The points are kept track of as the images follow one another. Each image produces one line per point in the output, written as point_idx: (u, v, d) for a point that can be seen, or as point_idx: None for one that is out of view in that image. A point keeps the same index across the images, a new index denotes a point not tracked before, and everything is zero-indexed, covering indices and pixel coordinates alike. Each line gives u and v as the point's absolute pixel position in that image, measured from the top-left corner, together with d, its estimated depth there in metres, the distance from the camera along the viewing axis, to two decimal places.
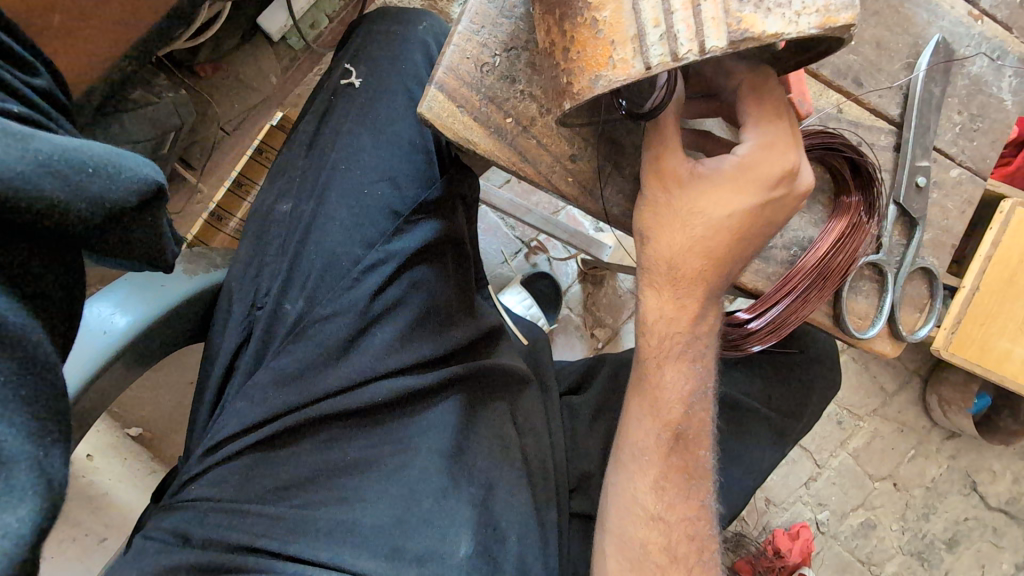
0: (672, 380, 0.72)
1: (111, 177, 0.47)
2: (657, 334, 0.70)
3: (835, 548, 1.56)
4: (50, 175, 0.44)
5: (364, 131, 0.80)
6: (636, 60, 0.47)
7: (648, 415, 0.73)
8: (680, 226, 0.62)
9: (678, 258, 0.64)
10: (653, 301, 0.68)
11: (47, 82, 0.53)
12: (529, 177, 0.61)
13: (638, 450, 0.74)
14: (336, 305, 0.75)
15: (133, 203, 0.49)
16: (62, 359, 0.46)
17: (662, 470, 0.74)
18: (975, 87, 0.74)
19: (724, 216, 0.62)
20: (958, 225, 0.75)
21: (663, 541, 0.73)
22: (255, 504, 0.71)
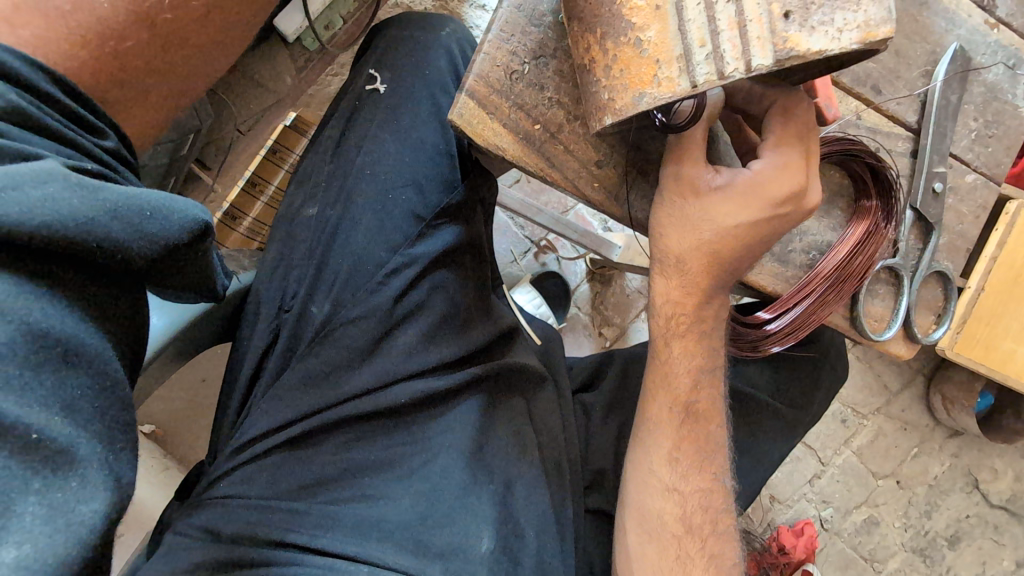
0: (680, 358, 0.74)
1: (165, 219, 0.51)
2: (665, 318, 0.72)
3: (838, 544, 1.58)
4: (114, 220, 0.48)
5: (388, 135, 0.81)
6: (682, 78, 0.50)
7: (662, 392, 0.75)
8: (691, 233, 0.64)
9: (685, 257, 0.66)
10: (658, 292, 0.71)
11: (115, 142, 0.59)
12: (555, 182, 0.62)
13: (650, 422, 0.76)
14: (361, 309, 0.76)
15: (186, 240, 0.52)
16: (92, 381, 0.48)
17: (676, 441, 0.76)
18: (990, 94, 0.75)
19: (728, 230, 0.63)
20: (972, 229, 0.76)
21: (678, 512, 0.75)
22: (283, 501, 0.72)
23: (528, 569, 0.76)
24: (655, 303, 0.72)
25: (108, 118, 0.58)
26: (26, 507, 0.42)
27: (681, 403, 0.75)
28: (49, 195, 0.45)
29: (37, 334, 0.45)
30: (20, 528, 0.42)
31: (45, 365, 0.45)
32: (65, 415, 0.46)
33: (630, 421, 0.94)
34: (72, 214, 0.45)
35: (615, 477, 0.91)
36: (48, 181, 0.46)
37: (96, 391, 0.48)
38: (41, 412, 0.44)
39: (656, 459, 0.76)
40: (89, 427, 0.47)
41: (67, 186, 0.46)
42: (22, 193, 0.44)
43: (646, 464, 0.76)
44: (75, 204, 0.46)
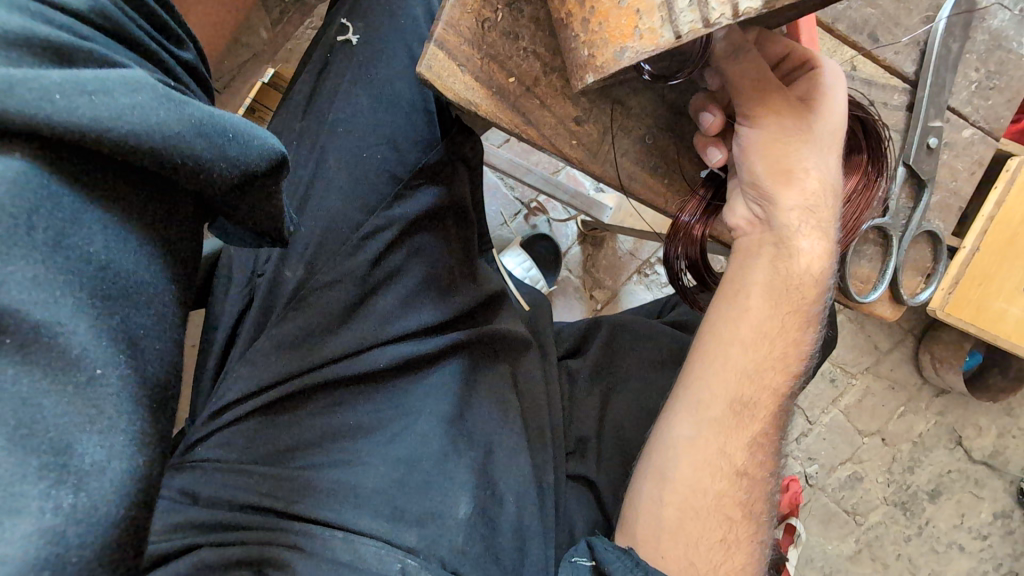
0: (795, 331, 0.69)
1: (245, 143, 0.46)
2: (813, 283, 0.67)
3: (822, 499, 1.62)
4: (200, 137, 0.43)
5: (361, 90, 0.77)
6: (664, 29, 0.46)
7: (776, 367, 0.69)
8: (818, 158, 0.63)
9: (832, 184, 0.64)
10: (809, 260, 0.66)
11: (193, 56, 0.57)
12: (530, 139, 0.59)
13: (750, 403, 0.69)
14: (336, 274, 0.75)
15: (263, 168, 0.47)
16: (151, 318, 0.44)
17: (764, 425, 0.70)
18: (994, 43, 0.72)
19: (805, 151, 0.62)
20: (966, 186, 0.74)
21: (741, 496, 0.70)
22: (258, 467, 0.73)
23: (508, 530, 0.77)
24: (805, 270, 0.66)
25: (179, 22, 0.55)
26: (87, 446, 0.39)
27: (770, 371, 0.69)
28: (139, 103, 0.41)
29: (102, 267, 0.41)
30: (79, 469, 0.38)
31: (112, 301, 0.41)
32: (133, 356, 0.42)
33: (613, 384, 0.94)
34: (160, 126, 0.41)
35: (596, 438, 0.91)
36: (135, 89, 0.41)
37: (155, 326, 0.44)
38: (111, 352, 0.40)
39: (731, 439, 0.69)
40: (149, 371, 0.43)
41: (155, 97, 0.42)
42: (111, 98, 0.40)
43: (714, 442, 0.69)
44: (162, 116, 0.41)
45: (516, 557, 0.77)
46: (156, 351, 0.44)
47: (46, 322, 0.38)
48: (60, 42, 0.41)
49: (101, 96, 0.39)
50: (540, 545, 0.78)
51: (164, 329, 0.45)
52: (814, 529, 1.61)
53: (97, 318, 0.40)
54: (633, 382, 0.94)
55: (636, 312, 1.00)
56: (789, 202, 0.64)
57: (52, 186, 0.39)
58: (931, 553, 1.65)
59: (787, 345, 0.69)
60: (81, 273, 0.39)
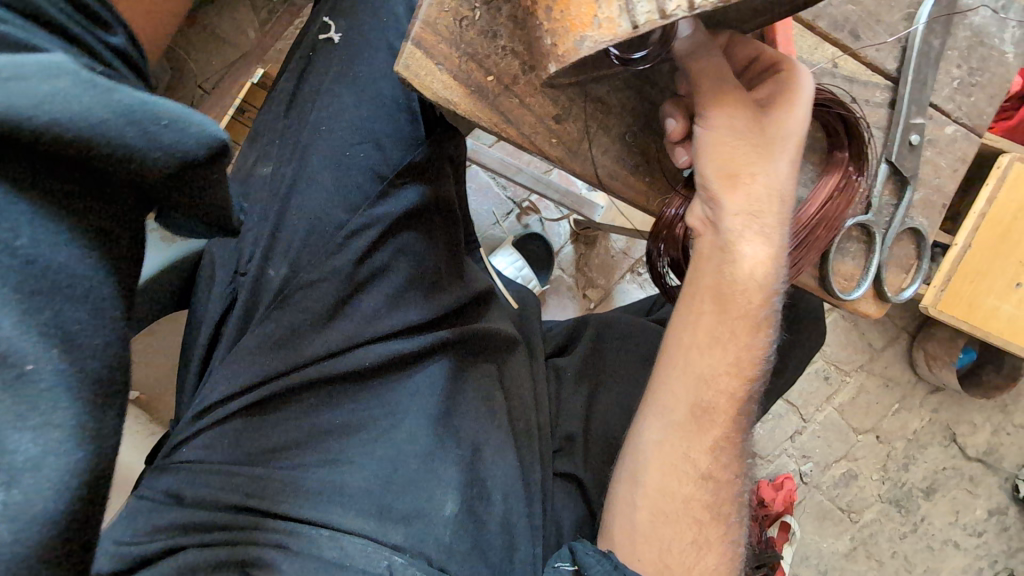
0: (747, 337, 0.70)
1: (181, 129, 0.45)
2: (756, 288, 0.67)
3: (816, 497, 1.62)
4: (130, 124, 0.42)
5: (343, 90, 0.77)
6: (621, 19, 0.46)
7: (726, 372, 0.70)
8: (761, 164, 0.63)
9: (780, 192, 0.65)
10: (752, 265, 0.66)
11: (130, 43, 0.55)
12: (509, 137, 0.59)
13: (710, 406, 0.71)
14: (320, 273, 0.75)
15: (204, 156, 0.46)
16: (89, 312, 0.43)
17: (726, 430, 0.72)
18: (976, 39, 0.72)
19: (749, 155, 0.63)
20: (950, 182, 0.74)
21: (709, 499, 0.72)
22: (244, 467, 0.72)
23: (494, 528, 0.77)
24: (749, 275, 0.66)
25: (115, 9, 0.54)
26: (18, 443, 0.40)
27: (729, 375, 0.70)
28: (60, 89, 0.41)
29: (26, 262, 0.41)
30: (10, 465, 0.39)
31: (37, 293, 0.41)
32: (64, 350, 0.42)
33: (601, 383, 0.94)
34: (83, 113, 0.41)
35: (584, 437, 0.91)
36: (56, 75, 0.41)
37: (93, 320, 0.43)
38: (39, 343, 0.41)
39: (695, 442, 0.71)
40: (87, 367, 0.43)
41: (78, 83, 0.42)
42: (30, 86, 0.40)
43: (681, 445, 0.71)
44: (86, 102, 0.41)
45: (503, 555, 0.77)
46: (96, 341, 0.43)
47: None
48: None
49: (22, 83, 0.39)
50: (527, 542, 0.78)
51: (109, 327, 0.44)
52: (809, 527, 1.61)
53: (21, 313, 0.40)
54: (621, 381, 0.94)
55: (624, 311, 1.00)
56: (733, 205, 0.64)
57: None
58: (926, 551, 1.65)
59: (740, 349, 0.70)
60: (1, 260, 0.40)
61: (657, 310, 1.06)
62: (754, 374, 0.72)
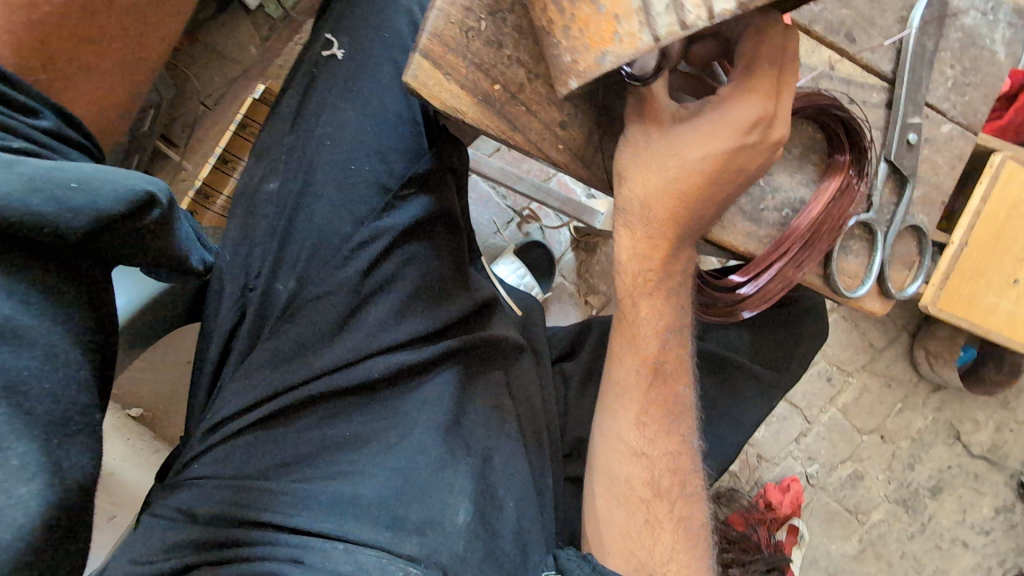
0: (647, 315, 0.72)
1: (105, 192, 0.53)
2: (627, 270, 0.69)
3: (824, 499, 1.62)
4: (38, 195, 0.50)
5: (348, 103, 0.78)
6: (643, 33, 0.48)
7: (629, 352, 0.74)
8: (655, 160, 0.61)
9: (668, 190, 0.62)
10: (625, 249, 0.68)
11: (53, 121, 0.61)
12: (518, 145, 0.60)
13: (620, 384, 0.76)
14: (328, 285, 0.75)
15: (122, 212, 0.53)
16: None
17: (643, 405, 0.75)
18: (968, 40, 0.73)
19: (664, 158, 0.61)
20: (948, 180, 0.75)
21: (648, 476, 0.76)
22: (256, 480, 0.72)
23: (507, 536, 0.77)
24: (618, 258, 0.69)
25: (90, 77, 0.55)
26: None
27: (637, 356, 0.74)
28: None
29: None
30: None
31: None
32: None
33: None
34: None
35: None
36: None
37: None
38: None
39: (621, 423, 0.76)
40: None
41: None
42: None
43: (612, 427, 0.76)
44: None
45: (516, 563, 0.76)
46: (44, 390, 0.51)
47: None
48: None
49: None
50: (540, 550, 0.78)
51: None
52: (817, 529, 1.61)
53: None
54: None
55: None
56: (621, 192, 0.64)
57: None
58: (935, 551, 1.65)
59: (633, 331, 0.73)
60: None
61: None
62: (664, 357, 0.75)
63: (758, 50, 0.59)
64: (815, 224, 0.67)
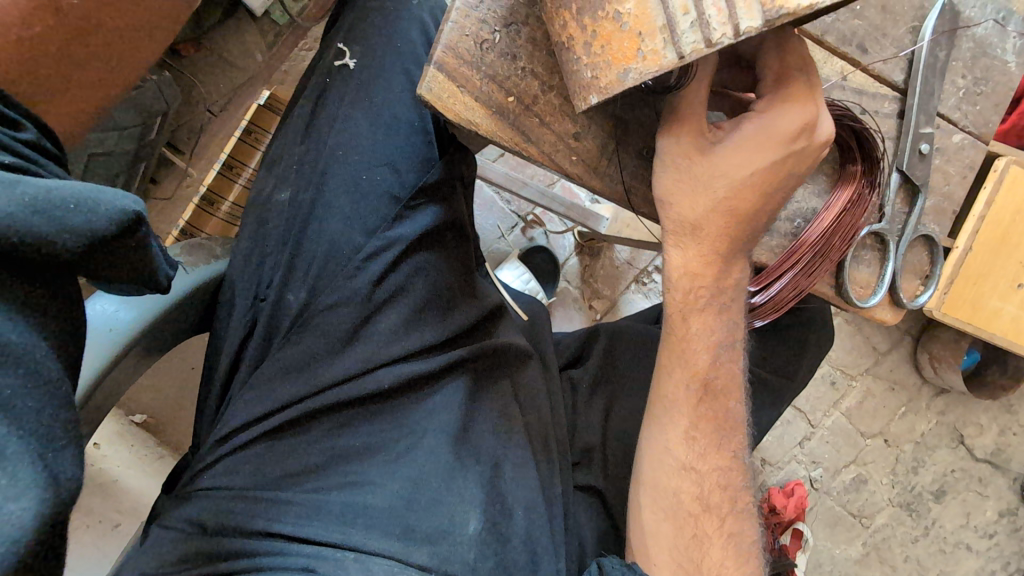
0: (699, 330, 0.72)
1: (90, 210, 0.48)
2: (680, 288, 0.69)
3: (828, 503, 1.61)
4: (34, 214, 0.45)
5: (359, 113, 0.78)
6: (667, 50, 0.48)
7: (678, 367, 0.74)
8: (701, 180, 0.62)
9: (719, 207, 0.63)
10: (676, 267, 0.68)
11: (33, 132, 0.53)
12: (531, 156, 0.60)
13: (670, 401, 0.75)
14: (340, 295, 0.75)
15: (112, 233, 0.49)
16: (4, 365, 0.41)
17: (692, 420, 0.75)
18: (979, 50, 0.73)
19: (711, 178, 0.62)
20: (959, 190, 0.75)
21: (695, 490, 0.76)
22: (267, 491, 0.72)
23: (518, 545, 0.77)
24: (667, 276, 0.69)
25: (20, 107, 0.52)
26: None
27: (691, 372, 0.74)
28: None
29: None
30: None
31: None
32: None
33: (617, 395, 0.94)
34: None
35: (604, 451, 0.91)
36: None
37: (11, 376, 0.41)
38: None
39: (668, 435, 0.76)
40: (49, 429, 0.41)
41: None
42: None
43: (659, 440, 0.76)
44: None
45: (527, 571, 0.76)
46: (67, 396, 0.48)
47: None
48: None
49: None
50: (550, 559, 0.78)
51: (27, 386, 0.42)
52: (821, 533, 1.61)
53: None
54: (636, 391, 0.94)
55: (637, 322, 1.01)
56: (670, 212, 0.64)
57: None
58: (939, 554, 1.65)
59: (686, 346, 0.73)
60: None
61: None
62: (719, 372, 0.74)
63: (789, 60, 0.59)
64: (828, 234, 0.67)
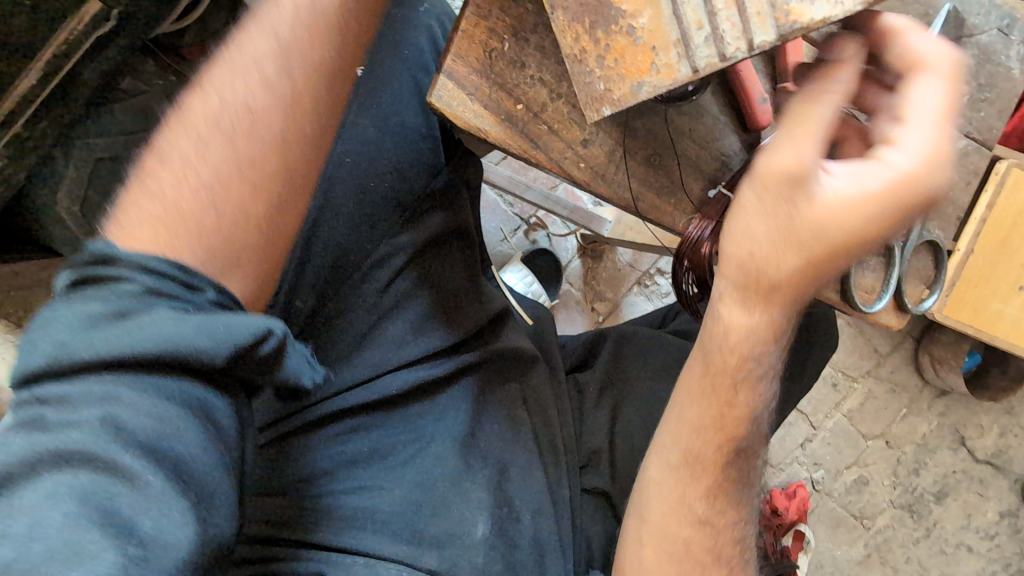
0: (743, 397, 0.67)
1: (230, 330, 0.52)
2: (733, 349, 0.64)
3: (829, 504, 1.62)
4: (188, 338, 0.50)
5: (366, 119, 0.79)
6: (682, 64, 0.50)
7: (710, 425, 0.68)
8: (783, 211, 0.55)
9: (803, 245, 0.56)
10: (734, 323, 0.63)
11: (211, 292, 0.56)
12: (539, 164, 0.61)
13: (692, 454, 0.69)
14: (351, 301, 0.78)
15: (248, 343, 0.52)
16: (173, 475, 0.48)
17: (713, 480, 0.70)
18: (983, 56, 0.74)
19: (796, 211, 0.55)
20: (963, 196, 0.76)
21: (707, 542, 0.71)
22: (275, 495, 0.72)
23: (524, 549, 0.77)
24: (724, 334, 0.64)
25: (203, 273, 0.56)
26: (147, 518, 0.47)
27: (721, 432, 0.68)
28: (81, 395, 0.48)
29: (111, 455, 0.47)
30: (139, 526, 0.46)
31: (114, 473, 0.47)
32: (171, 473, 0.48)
33: (622, 399, 0.94)
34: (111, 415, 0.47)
35: (611, 455, 0.91)
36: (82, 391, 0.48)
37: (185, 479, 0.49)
38: (146, 465, 0.47)
39: (689, 489, 0.70)
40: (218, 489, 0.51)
41: (98, 396, 0.48)
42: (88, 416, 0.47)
43: (674, 489, 0.70)
44: (113, 411, 0.48)
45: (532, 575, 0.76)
46: None
47: (99, 458, 0.46)
48: (113, 311, 0.49)
49: (63, 414, 0.47)
50: (556, 561, 0.79)
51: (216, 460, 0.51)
52: (822, 534, 1.61)
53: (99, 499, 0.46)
54: (642, 395, 0.94)
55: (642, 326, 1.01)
56: (746, 252, 0.58)
57: (90, 440, 0.47)
58: (940, 555, 1.65)
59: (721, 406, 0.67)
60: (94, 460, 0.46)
61: (672, 325, 1.07)
62: (751, 435, 0.69)
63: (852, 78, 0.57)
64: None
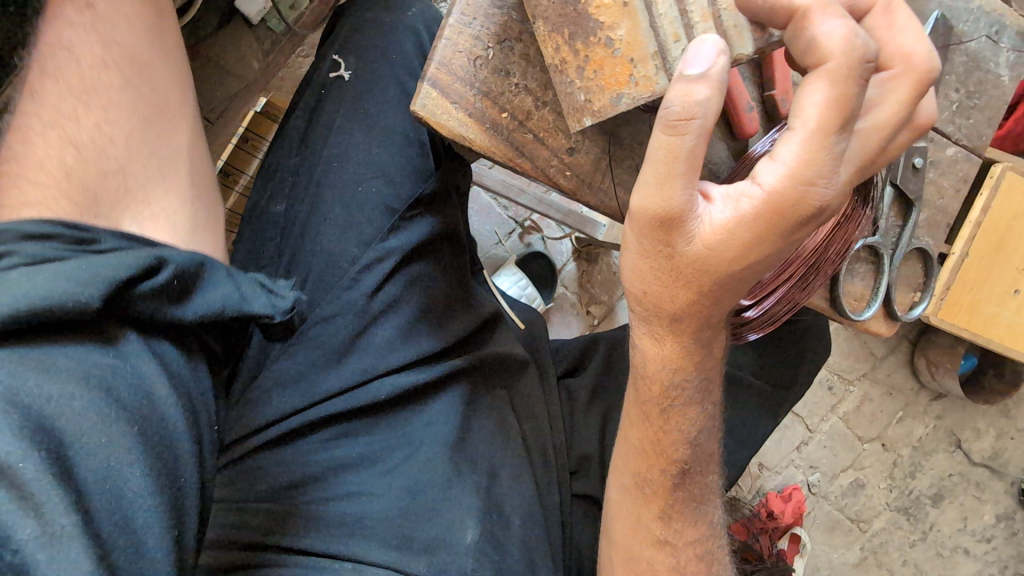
0: (690, 424, 0.70)
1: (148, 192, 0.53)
2: (665, 379, 0.67)
3: (825, 507, 1.62)
4: (48, 279, 0.45)
5: (355, 126, 0.79)
6: (659, 76, 0.50)
7: (654, 454, 0.71)
8: (718, 244, 0.53)
9: (720, 284, 0.57)
10: (651, 357, 0.66)
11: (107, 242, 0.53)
12: (525, 172, 0.60)
13: (644, 479, 0.73)
14: (334, 307, 0.75)
15: (132, 275, 0.50)
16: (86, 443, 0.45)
17: (665, 505, 0.73)
18: (973, 63, 0.74)
19: (728, 247, 0.53)
20: (953, 203, 0.75)
21: (670, 562, 0.75)
22: (264, 503, 0.72)
23: (514, 556, 0.76)
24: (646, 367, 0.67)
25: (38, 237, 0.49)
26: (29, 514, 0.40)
27: (664, 460, 0.71)
28: None
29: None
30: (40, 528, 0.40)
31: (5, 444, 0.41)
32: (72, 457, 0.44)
33: (613, 404, 0.94)
34: None
35: (601, 460, 0.91)
36: None
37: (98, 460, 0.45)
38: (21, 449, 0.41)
39: (644, 511, 0.74)
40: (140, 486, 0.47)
41: None
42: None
43: (631, 509, 0.75)
44: None
45: None
46: None
47: None
48: None
49: None
50: (546, 568, 0.78)
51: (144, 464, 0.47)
52: (818, 537, 1.61)
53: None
54: None
55: (634, 331, 1.01)
56: (643, 288, 0.59)
57: None
58: (936, 558, 1.65)
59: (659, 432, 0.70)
60: None
61: None
62: (695, 459, 0.72)
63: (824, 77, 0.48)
64: (820, 250, 0.67)
